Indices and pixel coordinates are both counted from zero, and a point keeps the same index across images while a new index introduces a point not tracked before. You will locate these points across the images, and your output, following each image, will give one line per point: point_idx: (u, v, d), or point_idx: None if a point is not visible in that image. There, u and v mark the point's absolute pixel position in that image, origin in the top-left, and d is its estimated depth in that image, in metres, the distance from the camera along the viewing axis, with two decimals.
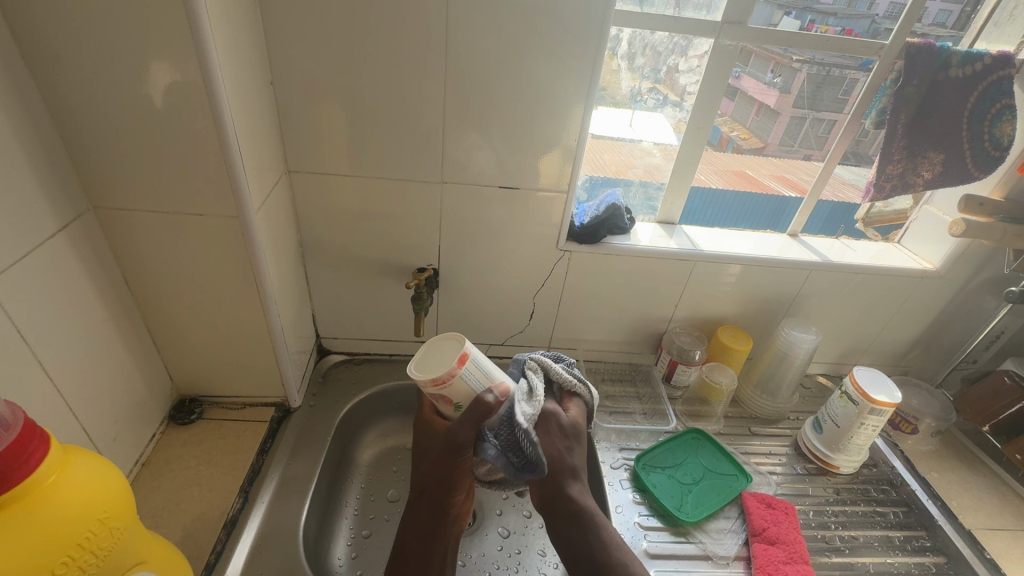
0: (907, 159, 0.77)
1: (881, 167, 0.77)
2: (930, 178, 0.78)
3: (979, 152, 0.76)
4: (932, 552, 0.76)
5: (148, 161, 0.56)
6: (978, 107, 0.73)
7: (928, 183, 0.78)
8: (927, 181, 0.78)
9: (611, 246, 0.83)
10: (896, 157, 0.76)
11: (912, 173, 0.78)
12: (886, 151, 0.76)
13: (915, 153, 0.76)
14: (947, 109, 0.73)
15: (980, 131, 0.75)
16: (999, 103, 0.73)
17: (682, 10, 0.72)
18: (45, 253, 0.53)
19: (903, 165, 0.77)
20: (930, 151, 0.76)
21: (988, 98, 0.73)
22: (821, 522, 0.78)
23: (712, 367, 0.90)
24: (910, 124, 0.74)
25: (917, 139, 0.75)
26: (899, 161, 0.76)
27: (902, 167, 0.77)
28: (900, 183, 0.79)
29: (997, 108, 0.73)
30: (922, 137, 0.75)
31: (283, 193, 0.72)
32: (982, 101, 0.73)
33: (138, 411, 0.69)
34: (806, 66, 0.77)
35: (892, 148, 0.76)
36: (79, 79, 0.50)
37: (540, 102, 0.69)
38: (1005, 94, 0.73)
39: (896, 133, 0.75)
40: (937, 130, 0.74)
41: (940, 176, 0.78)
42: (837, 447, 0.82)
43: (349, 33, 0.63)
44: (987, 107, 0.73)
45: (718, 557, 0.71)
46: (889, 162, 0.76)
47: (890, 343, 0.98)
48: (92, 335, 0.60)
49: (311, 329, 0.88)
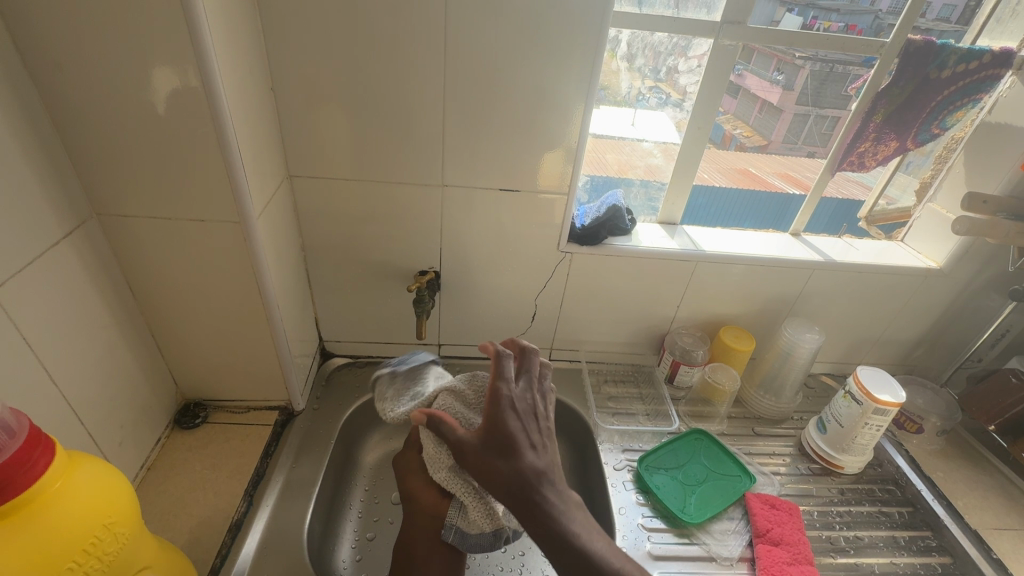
0: (874, 143, 0.80)
1: (849, 148, 0.81)
2: (882, 160, 0.83)
3: (924, 130, 0.80)
4: (937, 552, 0.76)
5: (150, 167, 0.57)
6: (948, 99, 0.77)
7: (878, 165, 0.83)
8: (877, 163, 0.83)
9: (613, 247, 0.83)
10: (866, 140, 0.80)
11: (870, 155, 0.82)
12: (855, 139, 0.80)
13: (881, 138, 0.80)
14: (923, 104, 0.77)
15: (937, 117, 0.79)
16: (969, 97, 0.77)
17: (681, 10, 0.72)
18: (49, 260, 0.53)
19: (866, 147, 0.81)
20: (892, 138, 0.80)
21: (963, 93, 0.76)
22: (826, 522, 0.77)
23: (715, 367, 0.90)
24: (884, 120, 0.78)
25: (889, 128, 0.79)
26: (866, 143, 0.80)
27: (868, 147, 0.81)
28: (857, 162, 0.82)
29: (963, 101, 0.77)
30: (894, 126, 0.79)
31: (284, 198, 0.72)
32: (956, 94, 0.76)
33: (143, 416, 0.69)
34: (809, 62, 0.76)
35: (861, 139, 0.80)
36: (80, 86, 0.51)
37: (539, 103, 0.69)
38: (980, 92, 0.76)
39: (867, 129, 0.79)
40: (910, 123, 0.79)
41: (887, 158, 0.83)
42: (842, 447, 0.81)
43: (349, 37, 0.63)
44: (956, 99, 0.77)
45: (722, 558, 0.71)
46: (855, 144, 0.80)
47: (895, 341, 0.98)
48: (97, 341, 0.60)
49: (314, 333, 0.89)
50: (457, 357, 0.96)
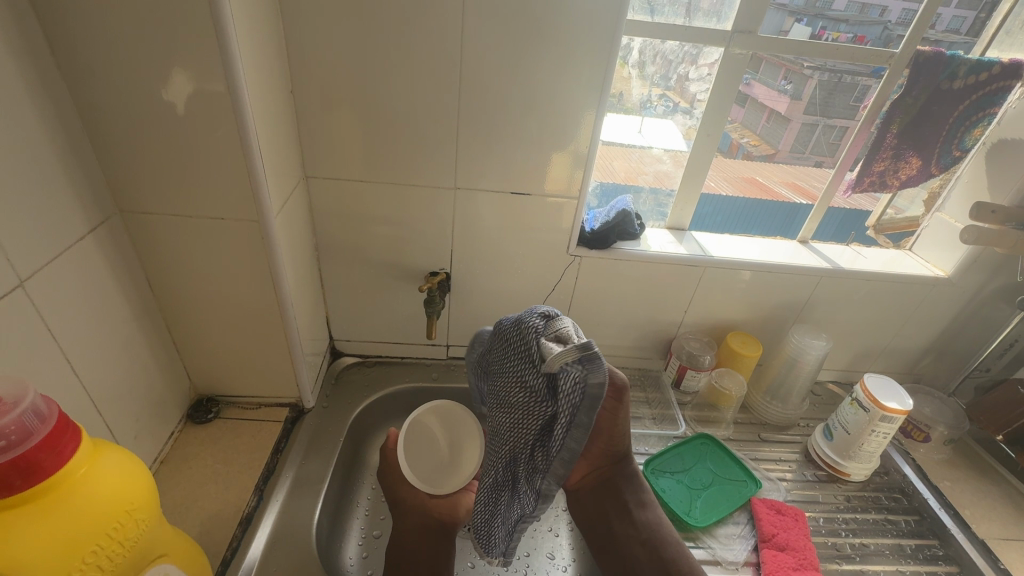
0: (892, 159, 0.81)
1: (867, 165, 0.81)
2: (905, 179, 0.83)
3: (946, 153, 0.82)
4: (944, 561, 0.76)
5: (173, 165, 0.58)
6: (964, 114, 0.78)
7: (902, 184, 0.84)
8: (901, 182, 0.84)
9: (622, 251, 0.84)
10: (883, 157, 0.81)
11: (891, 173, 0.82)
12: (873, 154, 0.81)
13: (899, 154, 0.80)
14: (938, 117, 0.77)
15: (956, 134, 0.80)
16: (983, 111, 0.78)
17: (692, 19, 0.73)
18: (74, 254, 0.54)
19: (887, 164, 0.81)
20: (912, 155, 0.81)
21: (978, 106, 0.77)
22: (831, 528, 0.77)
23: (722, 372, 0.90)
24: (902, 132, 0.78)
25: (907, 142, 0.79)
26: (885, 159, 0.81)
27: (886, 165, 0.82)
28: (879, 181, 0.83)
29: (979, 115, 0.78)
30: (912, 140, 0.79)
31: (300, 198, 0.74)
32: (970, 108, 0.77)
33: (158, 410, 0.70)
34: (817, 73, 0.78)
35: (879, 154, 0.81)
36: (110, 88, 0.53)
37: (552, 109, 0.70)
38: (994, 104, 0.77)
39: (884, 141, 0.79)
40: (928, 138, 0.79)
41: (914, 177, 0.83)
42: (848, 454, 0.81)
43: (367, 41, 0.65)
44: (971, 114, 0.78)
45: (727, 562, 0.71)
46: (875, 162, 0.81)
47: (902, 350, 0.98)
48: (117, 334, 0.62)
49: (325, 332, 0.90)
50: (464, 358, 0.97)
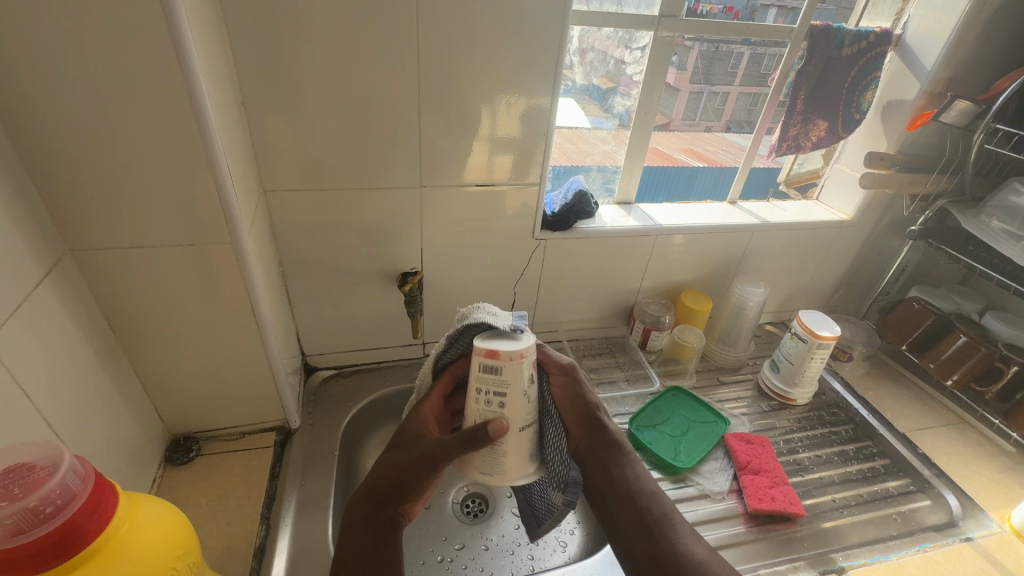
0: (803, 124, 0.91)
1: (784, 131, 0.91)
2: (816, 140, 0.94)
3: (848, 116, 0.93)
4: (878, 456, 0.90)
5: (130, 191, 0.53)
6: (857, 78, 0.89)
7: (814, 146, 0.94)
8: (813, 144, 0.94)
9: (581, 230, 0.89)
10: (795, 122, 0.90)
11: (804, 136, 0.92)
12: (788, 119, 0.90)
13: (808, 119, 0.91)
14: (836, 82, 0.88)
15: (853, 98, 0.91)
16: (870, 76, 0.90)
17: (622, 6, 0.78)
18: (33, 302, 0.49)
19: (799, 127, 0.91)
20: (819, 118, 0.91)
21: (865, 72, 0.89)
22: (790, 447, 0.89)
23: (682, 329, 1.00)
24: (809, 98, 0.89)
25: (812, 108, 0.90)
26: (797, 125, 0.91)
27: (798, 130, 0.91)
28: (794, 144, 0.93)
29: (868, 80, 0.90)
30: (816, 105, 0.90)
31: (261, 212, 0.70)
32: (860, 73, 0.89)
33: (138, 458, 0.65)
34: (697, 43, 0.85)
35: (793, 118, 0.90)
36: (51, 114, 0.47)
37: (509, 97, 0.73)
38: (877, 68, 0.90)
39: (796, 106, 0.89)
40: (829, 102, 0.90)
41: (822, 139, 0.94)
42: (794, 383, 0.94)
43: (319, 41, 0.63)
44: (861, 78, 0.90)
45: (714, 493, 0.80)
46: (790, 126, 0.90)
47: (821, 286, 1.12)
48: (87, 382, 0.56)
49: (296, 348, 0.87)
50: None
